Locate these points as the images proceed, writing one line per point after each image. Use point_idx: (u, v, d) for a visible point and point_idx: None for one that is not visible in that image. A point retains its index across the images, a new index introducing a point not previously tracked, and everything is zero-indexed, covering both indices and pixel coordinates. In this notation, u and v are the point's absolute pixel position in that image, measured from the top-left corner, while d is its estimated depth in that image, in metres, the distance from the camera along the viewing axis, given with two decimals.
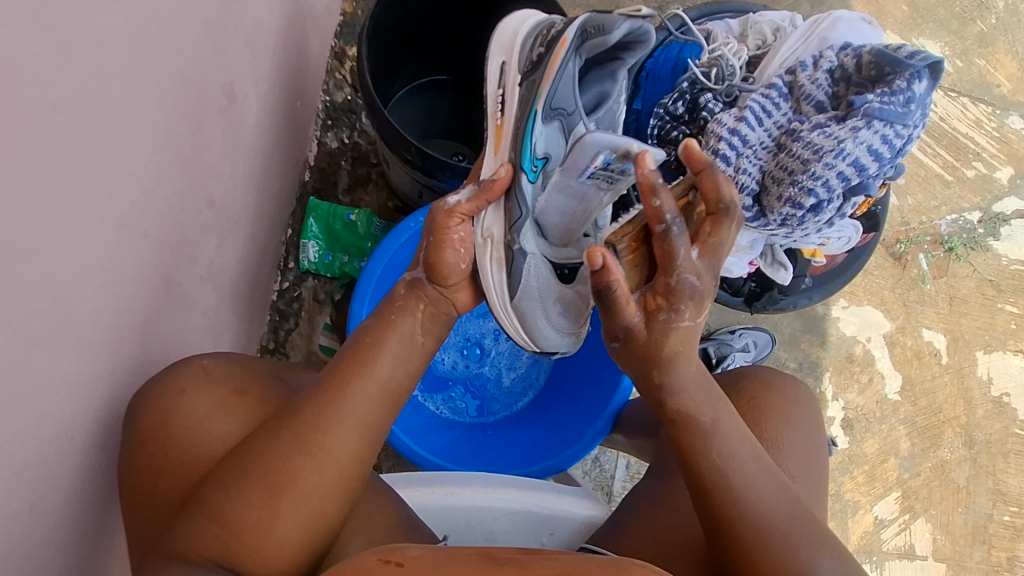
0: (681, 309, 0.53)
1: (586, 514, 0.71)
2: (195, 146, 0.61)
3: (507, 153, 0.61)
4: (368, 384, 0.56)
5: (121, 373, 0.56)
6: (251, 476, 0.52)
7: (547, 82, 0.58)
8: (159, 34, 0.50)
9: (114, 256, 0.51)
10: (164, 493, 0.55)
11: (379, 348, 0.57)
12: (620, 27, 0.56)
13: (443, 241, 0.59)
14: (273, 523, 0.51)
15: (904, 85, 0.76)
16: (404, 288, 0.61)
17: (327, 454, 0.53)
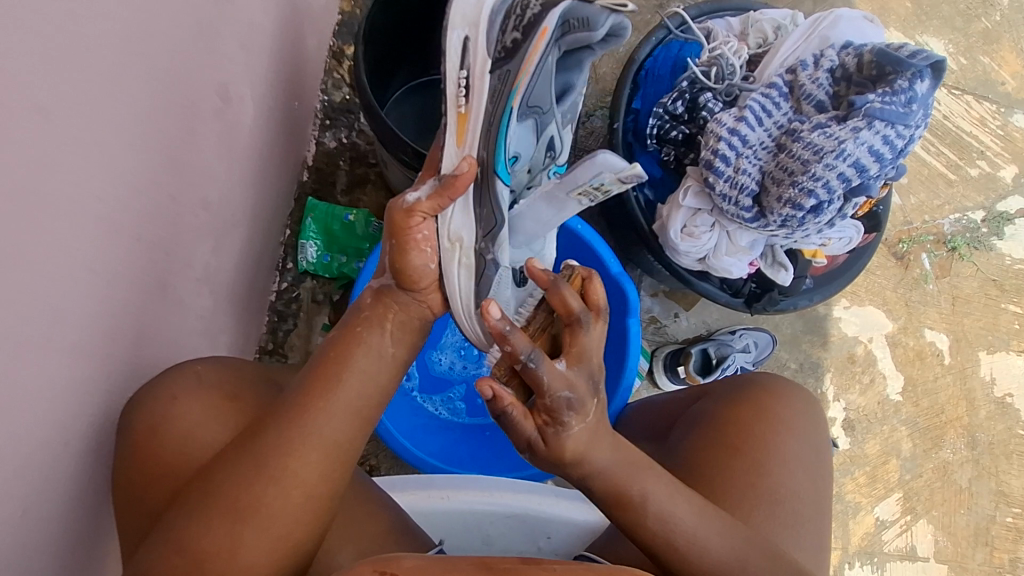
0: (566, 420, 0.50)
1: (585, 518, 0.70)
2: (189, 147, 0.60)
3: (475, 150, 0.56)
4: (335, 404, 0.54)
5: (115, 377, 0.55)
6: (217, 500, 0.50)
7: (525, 78, 0.55)
8: (150, 36, 0.50)
9: (108, 259, 0.51)
10: (144, 502, 0.54)
11: (346, 364, 0.55)
12: (605, 23, 0.55)
13: (406, 243, 0.55)
14: (237, 550, 0.49)
15: (906, 85, 0.75)
16: (371, 297, 0.58)
17: (293, 478, 0.51)
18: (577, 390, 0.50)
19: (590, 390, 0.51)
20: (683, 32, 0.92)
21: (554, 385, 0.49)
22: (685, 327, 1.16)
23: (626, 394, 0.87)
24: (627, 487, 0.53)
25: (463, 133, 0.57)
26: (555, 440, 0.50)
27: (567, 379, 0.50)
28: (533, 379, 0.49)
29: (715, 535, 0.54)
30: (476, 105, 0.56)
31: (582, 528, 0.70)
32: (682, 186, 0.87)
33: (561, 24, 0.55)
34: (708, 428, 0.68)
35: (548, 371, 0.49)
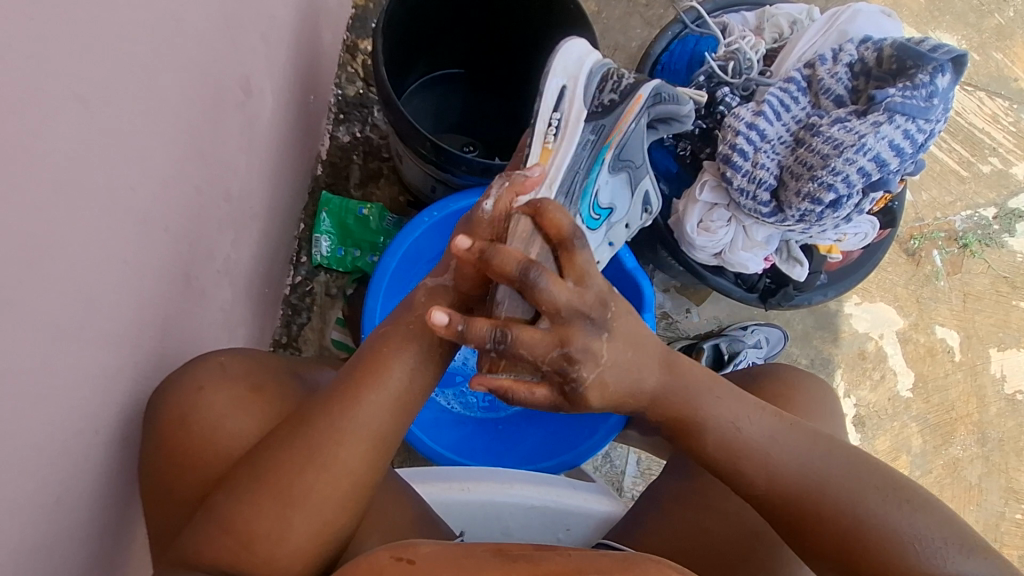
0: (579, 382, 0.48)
1: (601, 509, 0.72)
2: (213, 140, 0.60)
3: (559, 176, 0.62)
4: (384, 396, 0.54)
5: (142, 368, 0.56)
6: (264, 485, 0.52)
7: (618, 134, 0.67)
8: (179, 27, 0.50)
9: (136, 250, 0.51)
10: (181, 490, 0.55)
11: (396, 360, 0.55)
12: (688, 106, 0.74)
13: (474, 247, 0.55)
14: (286, 533, 0.51)
15: (927, 79, 0.74)
16: (425, 295, 0.58)
17: (340, 465, 0.52)
18: (572, 341, 0.47)
19: (592, 335, 0.48)
20: (699, 27, 0.93)
21: (543, 352, 0.47)
22: (696, 323, 1.16)
23: None
24: (696, 412, 0.56)
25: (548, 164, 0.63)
26: (576, 397, 0.49)
27: (552, 332, 0.47)
28: (515, 355, 0.47)
29: (786, 464, 0.56)
30: (568, 143, 0.63)
31: (599, 518, 0.71)
32: (699, 180, 0.87)
33: (653, 96, 0.69)
34: None
35: (553, 297, 0.46)
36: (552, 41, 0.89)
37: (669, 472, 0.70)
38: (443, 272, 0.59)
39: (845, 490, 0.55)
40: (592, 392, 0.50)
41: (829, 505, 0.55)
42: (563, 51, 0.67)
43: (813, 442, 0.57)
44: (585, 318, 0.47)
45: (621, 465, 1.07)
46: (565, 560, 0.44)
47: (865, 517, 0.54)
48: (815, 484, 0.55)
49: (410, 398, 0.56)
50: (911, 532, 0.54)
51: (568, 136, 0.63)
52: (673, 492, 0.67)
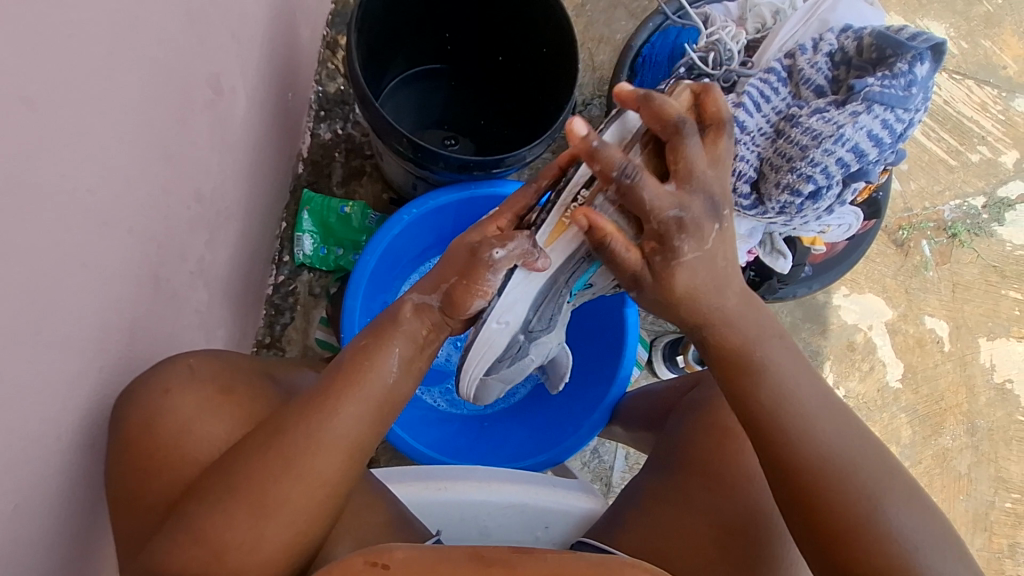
0: (680, 249, 0.54)
1: (582, 507, 0.71)
2: (180, 139, 0.59)
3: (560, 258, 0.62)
4: (358, 405, 0.54)
5: (108, 371, 0.55)
6: (239, 493, 0.51)
7: None
8: (138, 26, 0.49)
9: (98, 254, 0.50)
10: (149, 496, 0.54)
11: (375, 369, 0.56)
12: None
13: (473, 286, 0.57)
14: (258, 543, 0.50)
15: (906, 67, 0.74)
16: (410, 309, 0.59)
17: (316, 475, 0.52)
18: (688, 210, 0.53)
19: (708, 213, 0.54)
20: (680, 18, 0.93)
21: (660, 207, 0.53)
22: None
23: (625, 384, 0.89)
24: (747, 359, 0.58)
25: (557, 237, 0.61)
26: (665, 269, 0.55)
27: (676, 199, 0.53)
28: (633, 195, 0.53)
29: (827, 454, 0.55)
30: None
31: (579, 517, 0.71)
32: None
33: None
34: (704, 416, 0.69)
35: (652, 188, 0.53)
36: (533, 35, 0.88)
37: (651, 468, 0.70)
38: (433, 291, 0.60)
39: (873, 490, 0.54)
40: (680, 275, 0.55)
41: (848, 487, 0.54)
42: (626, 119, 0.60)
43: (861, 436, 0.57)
44: (704, 202, 0.53)
45: (609, 460, 1.07)
46: (543, 563, 0.44)
47: (884, 512, 0.53)
48: (845, 468, 0.55)
49: (386, 402, 0.56)
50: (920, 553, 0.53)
51: None
52: (653, 488, 0.67)
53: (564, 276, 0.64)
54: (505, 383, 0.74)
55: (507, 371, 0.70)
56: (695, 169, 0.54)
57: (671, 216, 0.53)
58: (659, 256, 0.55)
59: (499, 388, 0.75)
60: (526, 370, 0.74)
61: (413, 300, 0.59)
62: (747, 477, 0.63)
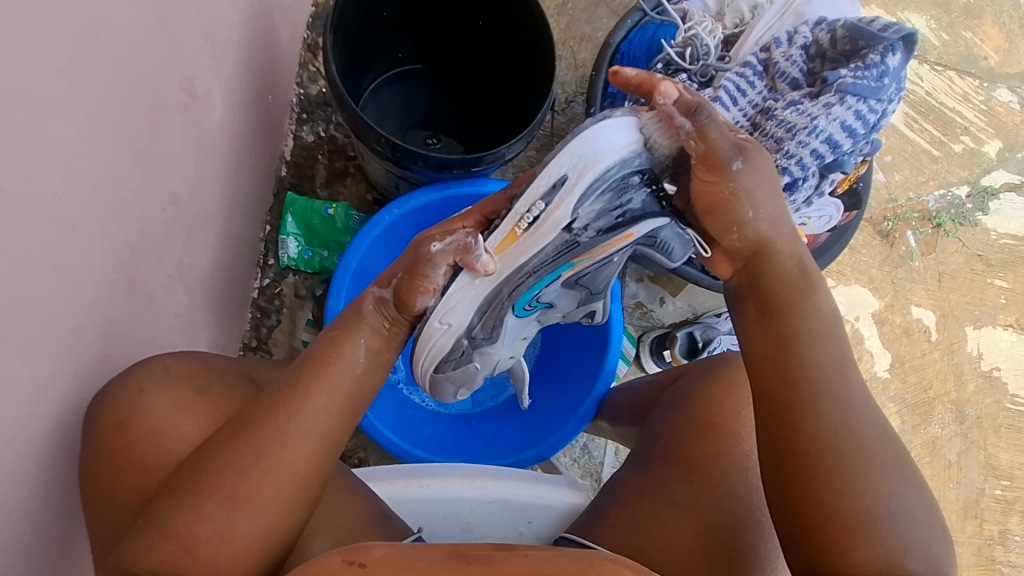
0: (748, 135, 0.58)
1: (564, 501, 0.72)
2: (153, 143, 0.59)
3: (506, 268, 0.58)
4: (330, 398, 0.55)
5: (82, 375, 0.55)
6: (209, 489, 0.51)
7: (587, 262, 0.60)
8: (105, 30, 0.49)
9: (68, 258, 0.50)
10: (121, 495, 0.54)
11: (340, 359, 0.57)
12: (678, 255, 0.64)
13: (418, 280, 0.58)
14: (229, 537, 0.50)
15: (878, 59, 0.74)
16: (373, 303, 0.60)
17: (285, 467, 0.52)
18: None
19: None
20: (659, 14, 0.93)
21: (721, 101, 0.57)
22: (672, 312, 1.15)
23: (610, 378, 0.89)
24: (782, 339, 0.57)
25: (505, 245, 0.58)
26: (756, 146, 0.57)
27: None
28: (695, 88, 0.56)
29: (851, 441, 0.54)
30: (531, 245, 0.57)
31: (561, 511, 0.71)
32: None
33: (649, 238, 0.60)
34: (685, 409, 0.69)
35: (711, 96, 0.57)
36: (512, 33, 0.89)
37: (634, 462, 0.70)
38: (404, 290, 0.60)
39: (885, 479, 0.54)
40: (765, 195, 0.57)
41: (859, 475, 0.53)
42: (599, 125, 0.54)
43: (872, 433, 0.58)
44: None
45: (598, 456, 1.07)
46: (522, 561, 0.41)
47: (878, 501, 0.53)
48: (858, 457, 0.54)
49: (355, 396, 0.57)
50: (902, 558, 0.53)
51: (538, 233, 0.57)
52: (633, 482, 0.67)
53: (508, 288, 0.60)
54: (461, 386, 0.73)
55: (458, 375, 0.69)
56: None
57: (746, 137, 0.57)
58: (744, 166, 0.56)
59: (456, 390, 0.74)
60: (478, 376, 0.73)
61: (375, 294, 0.60)
62: (724, 468, 0.64)
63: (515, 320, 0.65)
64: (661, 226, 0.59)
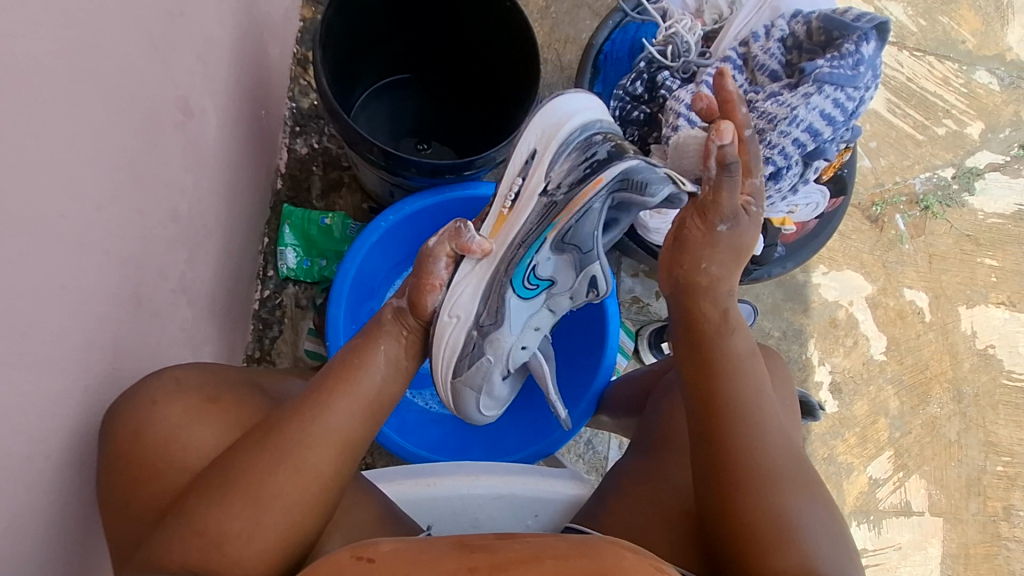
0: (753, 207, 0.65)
1: (569, 493, 0.74)
2: (152, 161, 0.61)
3: (507, 243, 0.64)
4: (352, 401, 0.59)
5: (94, 390, 0.57)
6: (235, 488, 0.53)
7: (569, 214, 0.63)
8: (100, 54, 0.51)
9: (75, 276, 0.52)
10: (142, 502, 0.56)
11: (363, 368, 0.60)
12: (661, 191, 0.63)
13: (425, 281, 0.63)
14: (255, 536, 0.52)
15: (853, 48, 0.76)
16: (391, 313, 0.64)
17: (309, 467, 0.55)
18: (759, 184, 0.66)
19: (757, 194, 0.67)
20: (639, 14, 0.95)
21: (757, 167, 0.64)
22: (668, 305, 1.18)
23: (609, 372, 0.91)
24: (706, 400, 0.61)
25: (498, 229, 0.66)
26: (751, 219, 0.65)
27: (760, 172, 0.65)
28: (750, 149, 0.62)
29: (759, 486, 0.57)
30: (519, 217, 0.65)
31: (566, 502, 0.73)
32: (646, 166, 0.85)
33: (618, 178, 0.62)
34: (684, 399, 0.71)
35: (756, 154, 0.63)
36: (497, 37, 0.91)
37: (635, 451, 0.72)
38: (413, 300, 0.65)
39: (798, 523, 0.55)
40: (745, 233, 0.65)
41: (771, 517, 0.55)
42: (550, 101, 0.67)
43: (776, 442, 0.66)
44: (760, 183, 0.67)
45: (603, 450, 1.09)
46: (527, 548, 0.41)
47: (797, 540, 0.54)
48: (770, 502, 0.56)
49: (375, 404, 0.60)
50: (813, 532, 0.55)
51: (522, 206, 0.65)
52: (634, 471, 0.69)
53: (503, 263, 0.64)
54: (482, 394, 0.71)
55: (473, 375, 0.68)
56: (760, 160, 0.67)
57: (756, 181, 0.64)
58: (726, 228, 0.64)
59: (480, 402, 0.72)
60: (496, 379, 0.71)
61: (393, 304, 0.64)
62: None
63: (521, 303, 0.67)
64: (628, 168, 0.62)
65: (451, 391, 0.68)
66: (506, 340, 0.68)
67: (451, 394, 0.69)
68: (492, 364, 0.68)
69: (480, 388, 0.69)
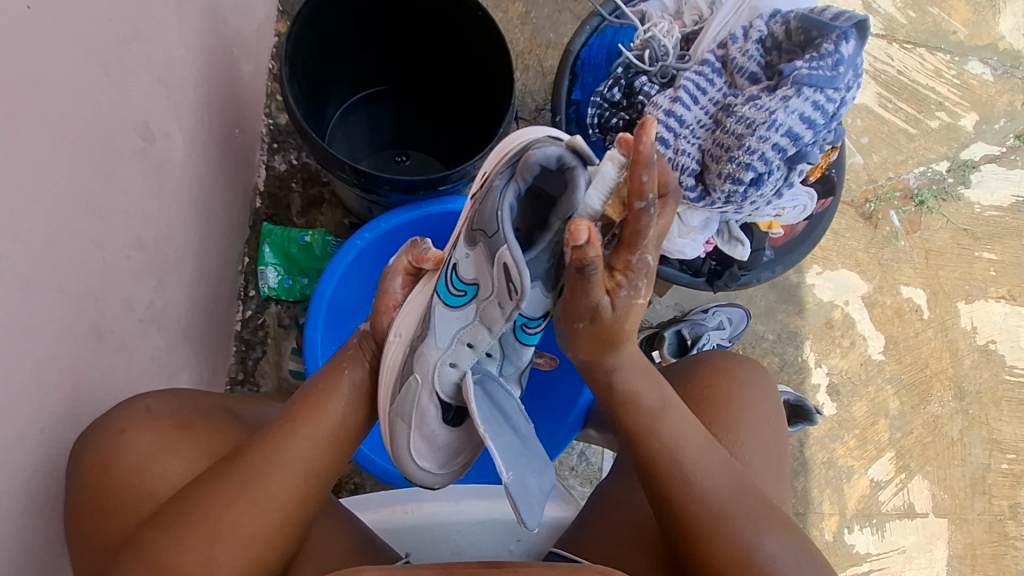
0: (640, 285, 0.49)
1: (555, 516, 0.72)
2: (110, 190, 0.60)
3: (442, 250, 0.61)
4: (318, 429, 0.57)
5: (52, 431, 0.55)
6: (194, 519, 0.51)
7: (474, 206, 0.54)
8: (45, 85, 0.49)
9: (26, 315, 0.50)
10: (106, 534, 0.54)
11: (334, 393, 0.58)
12: (550, 149, 0.50)
13: (382, 302, 0.61)
14: (213, 568, 0.50)
15: (832, 47, 0.74)
16: (356, 338, 0.62)
17: (270, 498, 0.53)
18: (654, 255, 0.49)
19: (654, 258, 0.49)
20: (617, 18, 0.93)
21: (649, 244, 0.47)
22: (658, 312, 1.16)
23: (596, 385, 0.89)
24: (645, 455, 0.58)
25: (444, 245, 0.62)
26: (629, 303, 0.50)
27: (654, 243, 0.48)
28: (636, 228, 0.45)
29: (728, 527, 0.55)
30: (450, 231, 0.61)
31: (553, 526, 0.71)
32: None
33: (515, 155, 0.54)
34: None
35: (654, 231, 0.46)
36: (469, 46, 0.89)
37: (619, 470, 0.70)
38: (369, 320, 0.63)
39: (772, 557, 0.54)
40: (631, 313, 0.51)
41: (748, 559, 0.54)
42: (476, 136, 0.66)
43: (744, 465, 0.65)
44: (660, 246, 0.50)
45: (596, 462, 1.07)
46: None
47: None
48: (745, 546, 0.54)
49: (342, 433, 0.58)
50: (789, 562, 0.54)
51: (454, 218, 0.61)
52: (618, 492, 0.67)
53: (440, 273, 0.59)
54: (416, 429, 0.58)
55: (403, 402, 0.58)
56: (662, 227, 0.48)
57: (644, 258, 0.48)
58: (584, 325, 0.52)
59: (412, 446, 0.59)
60: (433, 416, 0.59)
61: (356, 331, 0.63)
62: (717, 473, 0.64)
63: (449, 314, 0.57)
64: (523, 143, 0.54)
65: (386, 423, 0.59)
66: (433, 355, 0.58)
67: (387, 429, 0.59)
68: (420, 385, 0.58)
69: (411, 415, 0.58)
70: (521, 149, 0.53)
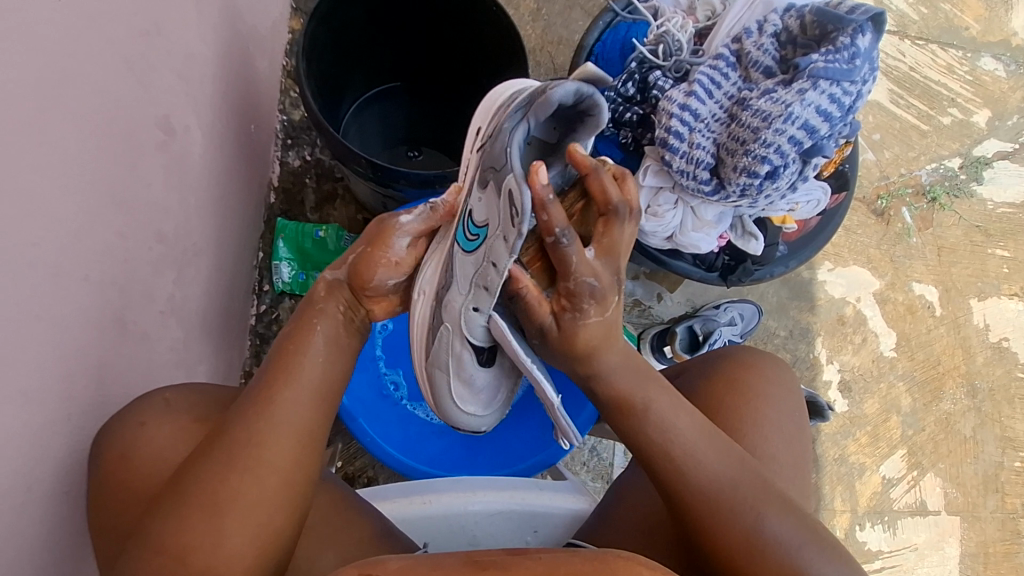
0: (585, 309, 0.51)
1: (571, 508, 0.72)
2: (134, 182, 0.61)
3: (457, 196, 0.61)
4: (298, 390, 0.56)
5: (78, 419, 0.56)
6: (191, 499, 0.51)
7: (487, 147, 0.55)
8: (71, 77, 0.50)
9: (54, 305, 0.51)
10: (121, 523, 0.54)
11: (304, 352, 0.57)
12: (563, 86, 0.50)
13: (378, 255, 0.59)
14: (219, 541, 0.50)
15: (848, 41, 0.74)
16: (324, 289, 0.61)
17: (264, 465, 0.52)
18: (601, 280, 0.51)
19: (609, 286, 0.52)
20: (629, 13, 0.93)
21: (584, 269, 0.50)
22: (670, 308, 1.16)
23: None
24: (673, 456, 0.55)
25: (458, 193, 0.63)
26: (573, 326, 0.52)
27: (593, 268, 0.50)
28: (561, 257, 0.49)
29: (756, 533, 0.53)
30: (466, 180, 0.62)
31: (569, 517, 0.72)
32: (642, 166, 0.87)
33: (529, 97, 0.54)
34: None
35: (580, 255, 0.49)
36: (482, 41, 0.90)
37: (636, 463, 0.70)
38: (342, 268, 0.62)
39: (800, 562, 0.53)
40: (583, 335, 0.53)
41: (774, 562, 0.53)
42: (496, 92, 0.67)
43: (775, 460, 0.65)
44: (616, 275, 0.52)
45: (608, 457, 1.07)
46: (537, 564, 0.38)
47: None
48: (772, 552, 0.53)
49: (324, 389, 0.57)
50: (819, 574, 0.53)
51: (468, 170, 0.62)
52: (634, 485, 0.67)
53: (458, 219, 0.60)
54: (454, 377, 0.61)
55: (438, 355, 0.61)
56: (618, 248, 0.52)
57: (583, 283, 0.50)
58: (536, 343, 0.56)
59: (455, 392, 0.62)
60: (468, 361, 0.60)
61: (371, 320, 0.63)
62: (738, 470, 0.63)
63: (466, 259, 0.57)
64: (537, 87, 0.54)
65: (427, 377, 0.64)
66: (455, 301, 0.58)
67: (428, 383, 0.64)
68: (450, 334, 0.59)
69: (447, 363, 0.61)
70: (531, 92, 0.54)
